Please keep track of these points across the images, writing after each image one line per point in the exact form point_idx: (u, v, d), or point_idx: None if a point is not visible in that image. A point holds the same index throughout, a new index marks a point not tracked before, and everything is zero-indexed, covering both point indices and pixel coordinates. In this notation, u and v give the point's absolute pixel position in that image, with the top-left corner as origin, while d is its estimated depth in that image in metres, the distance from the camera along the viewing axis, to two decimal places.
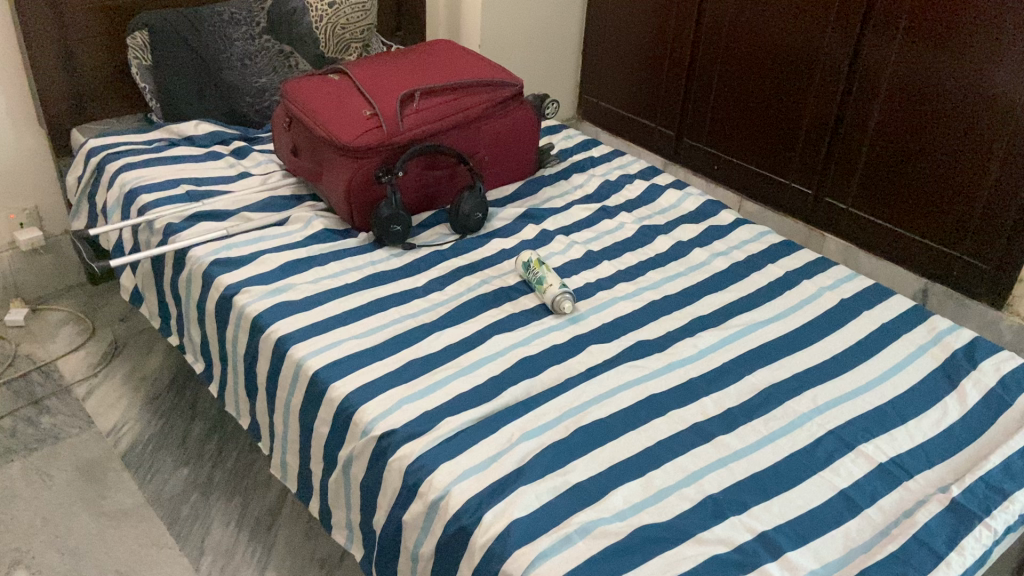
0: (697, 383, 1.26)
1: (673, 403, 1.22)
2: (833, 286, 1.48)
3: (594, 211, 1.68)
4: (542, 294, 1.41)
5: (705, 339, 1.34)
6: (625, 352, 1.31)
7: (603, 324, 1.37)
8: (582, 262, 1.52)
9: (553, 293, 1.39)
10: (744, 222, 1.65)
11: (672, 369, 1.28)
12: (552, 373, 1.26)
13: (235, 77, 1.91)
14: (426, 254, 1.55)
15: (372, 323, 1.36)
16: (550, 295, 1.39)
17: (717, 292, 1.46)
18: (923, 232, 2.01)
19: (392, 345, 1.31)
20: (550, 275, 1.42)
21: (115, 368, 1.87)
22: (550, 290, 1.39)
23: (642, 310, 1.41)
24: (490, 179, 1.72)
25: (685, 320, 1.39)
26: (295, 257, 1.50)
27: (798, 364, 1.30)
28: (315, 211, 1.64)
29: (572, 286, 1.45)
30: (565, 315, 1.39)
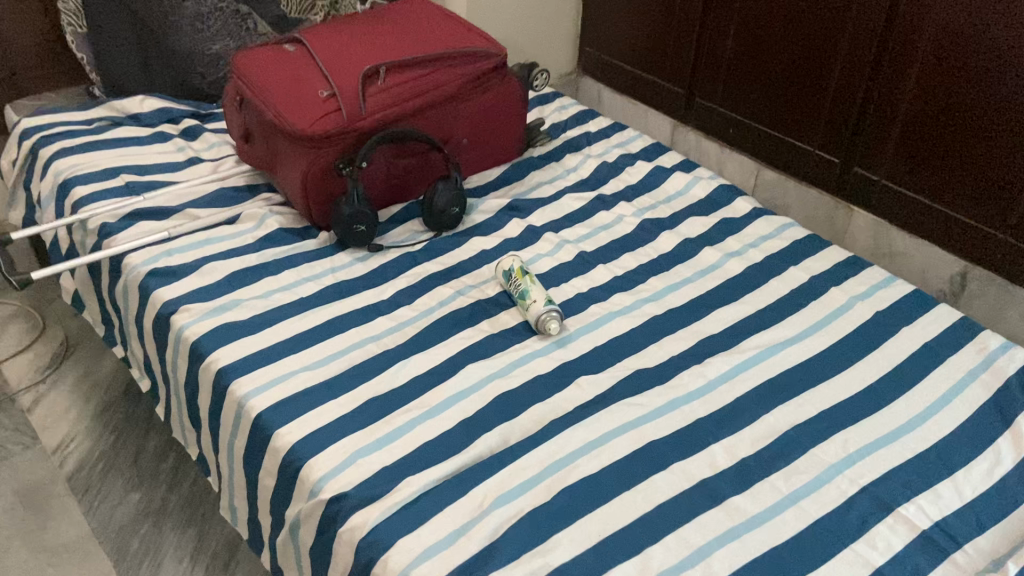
0: (705, 426, 1.07)
1: (677, 452, 1.04)
2: (864, 294, 1.28)
3: (588, 200, 1.47)
4: (525, 312, 1.22)
5: (715, 368, 1.15)
6: (620, 385, 1.12)
7: (596, 348, 1.18)
8: (574, 267, 1.33)
9: (536, 315, 1.19)
10: (761, 212, 1.44)
11: (675, 406, 1.10)
12: (535, 414, 1.08)
13: (183, 44, 1.65)
14: (395, 258, 1.36)
15: (328, 350, 1.17)
16: (533, 318, 1.20)
17: (730, 303, 1.26)
18: (964, 210, 1.79)
19: (349, 378, 1.13)
20: (535, 292, 1.22)
21: (64, 373, 1.70)
22: (535, 307, 1.20)
23: (640, 329, 1.22)
24: (470, 162, 1.51)
25: (691, 341, 1.20)
26: (244, 266, 1.31)
27: (822, 398, 1.11)
28: (271, 206, 1.44)
29: (562, 299, 1.26)
30: (551, 336, 1.20)
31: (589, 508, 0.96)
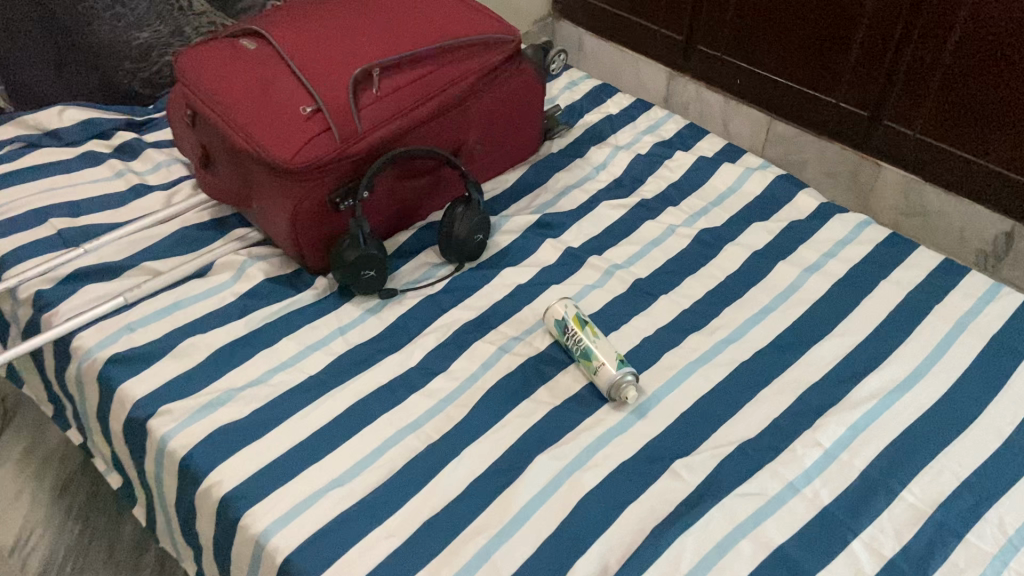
0: (836, 517, 0.89)
1: (814, 561, 0.85)
2: (975, 309, 1.10)
3: (629, 207, 1.24)
4: (591, 375, 1.00)
5: (831, 433, 0.95)
6: (725, 467, 0.92)
7: (682, 414, 0.98)
8: (632, 301, 1.10)
9: (610, 380, 0.97)
10: (831, 209, 1.24)
11: (796, 492, 0.91)
12: (633, 524, 0.88)
13: (106, 33, 1.36)
14: (412, 307, 1.11)
15: (357, 452, 0.94)
16: (606, 383, 0.98)
17: (825, 336, 1.06)
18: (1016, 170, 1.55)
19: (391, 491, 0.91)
20: (602, 350, 1.00)
21: (6, 446, 1.42)
22: (606, 373, 0.98)
23: (729, 382, 1.01)
24: (482, 170, 1.26)
25: (793, 395, 1.00)
26: (230, 339, 1.05)
27: (963, 460, 0.93)
28: (248, 248, 1.17)
29: (629, 348, 1.04)
30: (627, 406, 0.99)
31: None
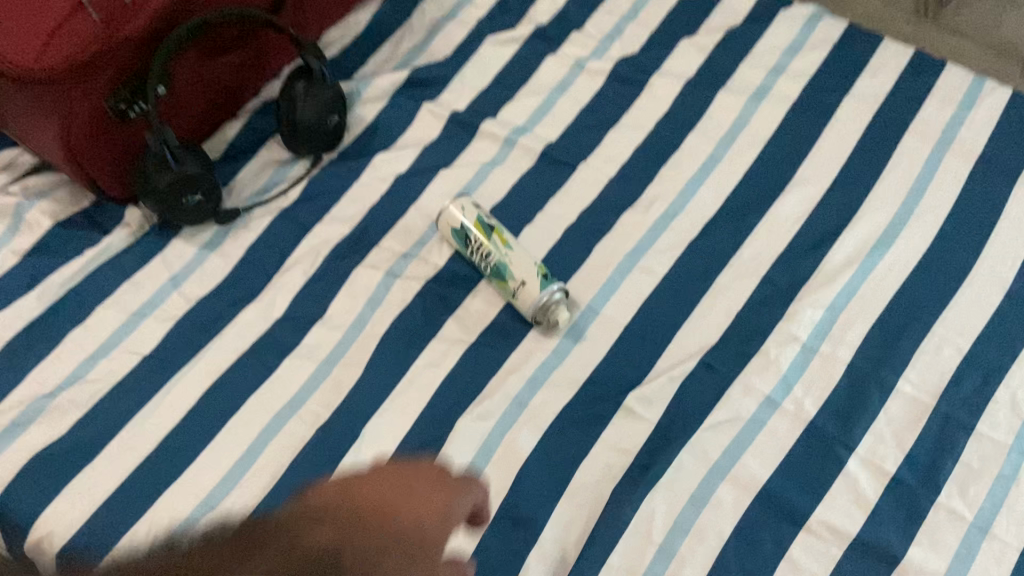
0: (825, 431, 0.73)
1: (808, 496, 0.70)
2: (957, 117, 0.89)
3: (522, 43, 0.96)
4: (510, 297, 0.78)
5: (808, 321, 0.78)
6: (688, 392, 0.75)
7: (626, 328, 0.78)
8: (544, 179, 0.86)
9: (535, 303, 0.76)
10: (773, 6, 0.98)
11: (775, 408, 0.74)
12: (587, 488, 0.71)
13: None
14: (263, 231, 0.85)
15: (228, 456, 0.72)
16: (531, 307, 0.76)
17: (786, 186, 0.86)
18: None
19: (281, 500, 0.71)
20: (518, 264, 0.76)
21: None
22: (528, 296, 0.76)
23: (678, 272, 0.81)
24: (320, 17, 0.95)
25: (756, 278, 0.81)
26: (25, 322, 0.78)
27: (964, 326, 0.77)
28: (24, 182, 0.87)
29: (550, 249, 0.82)
30: (560, 330, 0.78)
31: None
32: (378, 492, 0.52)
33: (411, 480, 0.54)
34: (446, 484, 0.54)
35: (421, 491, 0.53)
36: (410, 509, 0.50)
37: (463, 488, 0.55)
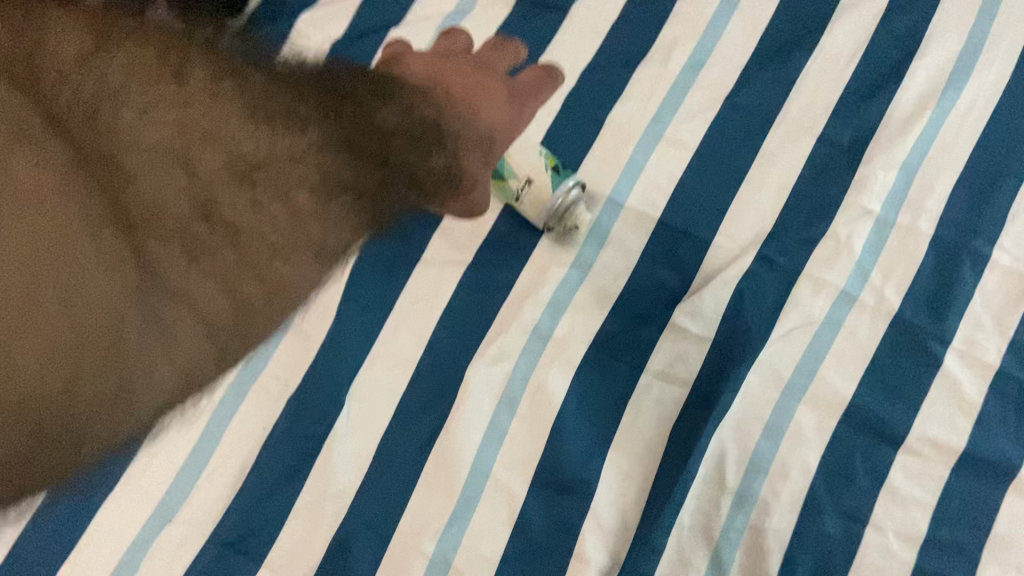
0: (913, 324, 0.60)
1: (902, 406, 0.58)
2: None
3: None
4: (512, 203, 0.61)
5: (880, 187, 0.63)
6: (747, 297, 0.60)
7: (660, 223, 0.62)
8: (528, 33, 0.67)
9: (549, 209, 0.59)
10: None
11: (852, 304, 0.60)
12: (641, 433, 0.57)
13: None
14: None
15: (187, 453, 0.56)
16: (543, 213, 0.60)
17: (837, 9, 0.67)
18: None
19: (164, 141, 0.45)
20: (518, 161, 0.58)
21: None
22: (540, 201, 0.59)
23: (714, 141, 0.64)
24: None
25: (812, 137, 0.64)
26: None
27: None
28: None
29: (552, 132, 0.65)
30: (580, 235, 0.62)
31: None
32: (463, 86, 0.49)
33: (475, 75, 0.50)
34: (517, 87, 0.53)
35: (501, 98, 0.51)
36: (489, 103, 0.49)
37: (541, 93, 0.54)
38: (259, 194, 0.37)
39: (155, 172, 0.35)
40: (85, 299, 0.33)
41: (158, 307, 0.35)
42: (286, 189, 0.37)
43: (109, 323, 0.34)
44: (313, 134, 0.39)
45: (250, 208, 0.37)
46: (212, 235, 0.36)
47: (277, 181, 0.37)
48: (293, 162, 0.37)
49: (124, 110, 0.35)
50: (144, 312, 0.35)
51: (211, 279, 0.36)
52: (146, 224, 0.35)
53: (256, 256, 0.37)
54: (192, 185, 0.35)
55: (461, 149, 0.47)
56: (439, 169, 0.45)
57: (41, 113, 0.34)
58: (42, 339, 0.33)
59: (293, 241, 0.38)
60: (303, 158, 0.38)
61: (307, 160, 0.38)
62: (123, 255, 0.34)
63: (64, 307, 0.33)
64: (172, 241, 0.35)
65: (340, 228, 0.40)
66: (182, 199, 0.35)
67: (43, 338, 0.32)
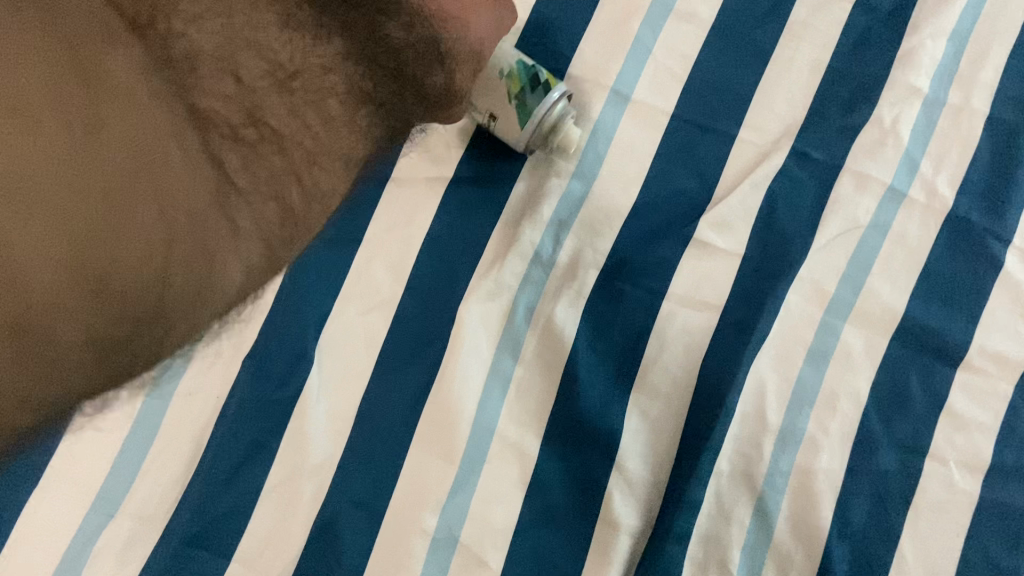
0: (970, 222, 0.51)
1: (962, 317, 0.50)
2: None
3: None
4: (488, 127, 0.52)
5: (927, 62, 0.53)
6: (780, 199, 0.51)
7: (675, 116, 0.53)
8: None
9: (529, 131, 0.50)
10: None
11: (901, 203, 0.51)
12: (667, 370, 0.49)
13: None
14: None
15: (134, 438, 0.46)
16: (523, 137, 0.51)
17: None
18: None
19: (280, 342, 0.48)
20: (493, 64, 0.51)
21: None
22: (518, 122, 0.50)
23: (733, 15, 0.54)
24: None
25: (847, 2, 0.54)
26: None
27: None
28: None
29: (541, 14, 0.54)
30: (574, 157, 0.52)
31: (893, 558, 0.46)
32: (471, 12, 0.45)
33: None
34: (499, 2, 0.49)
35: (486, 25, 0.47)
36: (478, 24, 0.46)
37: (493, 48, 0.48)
38: (297, 101, 0.42)
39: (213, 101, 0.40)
40: (166, 212, 0.40)
41: (232, 207, 0.42)
42: (319, 92, 0.42)
43: (183, 227, 0.41)
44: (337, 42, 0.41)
45: (289, 115, 0.42)
46: (251, 145, 0.42)
47: (312, 86, 0.42)
48: (325, 70, 0.42)
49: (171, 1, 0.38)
50: (207, 229, 0.42)
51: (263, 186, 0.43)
52: (211, 123, 0.40)
53: (293, 162, 0.43)
54: (237, 89, 0.40)
55: (457, 67, 0.45)
56: (434, 89, 0.45)
57: (114, 12, 0.38)
58: (122, 244, 0.39)
59: (328, 154, 0.45)
60: (334, 69, 0.42)
61: (337, 74, 0.42)
62: (199, 171, 0.41)
63: (142, 213, 0.39)
64: (193, 177, 0.40)
65: (361, 131, 0.46)
66: (230, 98, 0.40)
67: (127, 246, 0.39)
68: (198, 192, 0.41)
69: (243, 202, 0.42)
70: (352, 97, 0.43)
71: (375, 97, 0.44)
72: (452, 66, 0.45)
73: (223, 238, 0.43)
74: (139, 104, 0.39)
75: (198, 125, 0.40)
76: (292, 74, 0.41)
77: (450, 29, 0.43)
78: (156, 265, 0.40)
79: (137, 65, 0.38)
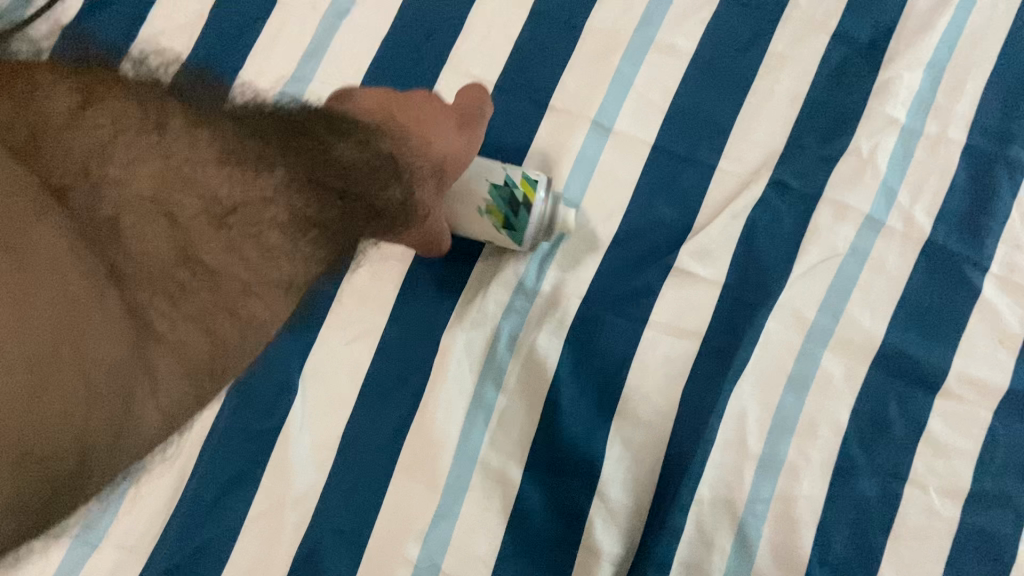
0: (948, 250, 0.52)
1: (941, 344, 0.51)
2: None
3: None
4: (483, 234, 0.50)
5: (904, 91, 0.54)
6: (760, 228, 0.52)
7: (657, 146, 0.54)
8: None
9: (528, 240, 0.50)
10: None
11: (879, 231, 0.52)
12: (649, 398, 0.49)
13: None
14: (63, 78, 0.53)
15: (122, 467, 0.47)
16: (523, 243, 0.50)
17: None
18: None
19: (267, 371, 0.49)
20: (463, 186, 0.49)
21: None
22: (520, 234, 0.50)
23: (712, 47, 0.55)
24: None
25: (825, 34, 0.55)
26: None
27: None
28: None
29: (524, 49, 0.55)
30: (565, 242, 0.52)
31: None
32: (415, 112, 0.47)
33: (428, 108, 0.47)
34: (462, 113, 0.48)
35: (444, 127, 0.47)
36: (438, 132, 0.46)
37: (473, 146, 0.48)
38: (233, 236, 0.45)
39: (147, 260, 0.43)
40: (90, 376, 0.40)
41: (149, 347, 0.43)
42: (257, 225, 0.46)
43: (108, 390, 0.41)
44: (278, 175, 0.46)
45: (223, 249, 0.45)
46: (182, 287, 0.44)
47: (250, 220, 0.46)
48: (267, 204, 0.46)
49: (126, 217, 0.43)
50: (140, 374, 0.43)
51: (200, 327, 0.45)
52: (121, 273, 0.42)
53: (229, 292, 0.46)
54: (170, 228, 0.44)
55: (417, 180, 0.46)
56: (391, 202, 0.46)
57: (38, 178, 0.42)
58: (64, 397, 0.39)
59: (263, 285, 0.47)
60: (275, 198, 0.46)
61: (277, 203, 0.46)
62: (118, 326, 0.41)
63: (81, 387, 0.40)
64: (126, 294, 0.42)
65: (304, 256, 0.49)
66: (167, 237, 0.44)
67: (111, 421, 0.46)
68: (117, 349, 0.41)
69: (201, 336, 0.46)
70: (292, 223, 0.47)
71: (311, 218, 0.47)
72: (410, 180, 0.45)
73: (143, 383, 0.44)
74: (138, 292, 0.43)
75: (114, 281, 0.42)
76: (229, 210, 0.45)
77: (405, 147, 0.45)
78: (79, 421, 0.41)
79: (64, 238, 0.41)
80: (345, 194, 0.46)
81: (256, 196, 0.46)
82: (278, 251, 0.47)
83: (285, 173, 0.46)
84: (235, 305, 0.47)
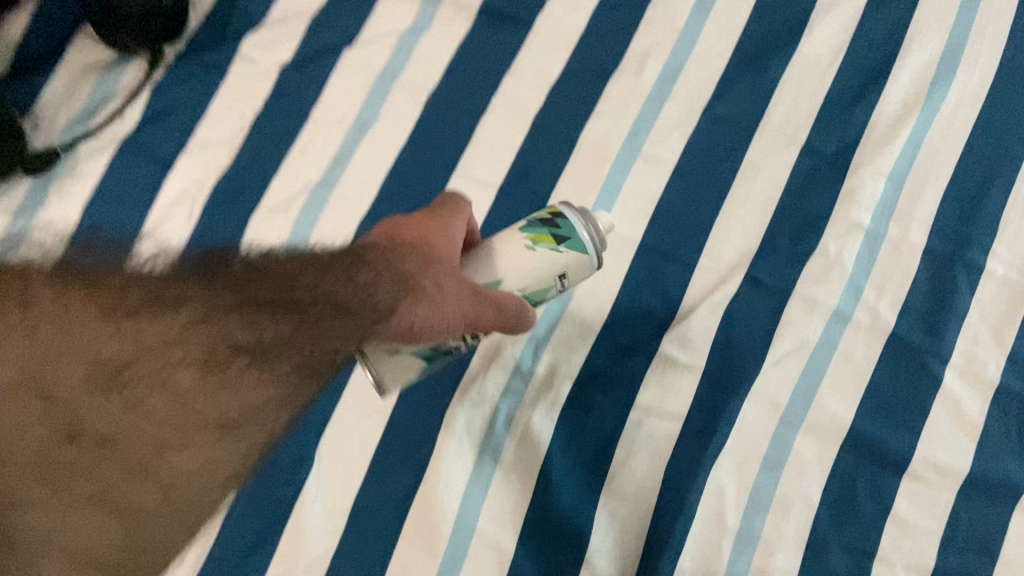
0: (911, 342, 0.57)
1: (907, 428, 0.55)
2: None
3: None
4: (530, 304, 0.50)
5: (867, 199, 0.60)
6: (737, 320, 0.57)
7: (643, 245, 0.60)
8: (492, 51, 0.65)
9: None
10: None
11: (847, 324, 0.57)
12: (635, 474, 0.54)
13: None
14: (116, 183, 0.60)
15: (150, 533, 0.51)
16: None
17: (810, 13, 0.65)
18: None
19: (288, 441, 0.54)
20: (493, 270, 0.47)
21: None
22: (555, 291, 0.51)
23: (693, 158, 0.62)
24: None
25: (795, 147, 0.62)
26: None
27: None
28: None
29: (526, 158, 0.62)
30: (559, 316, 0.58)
31: None
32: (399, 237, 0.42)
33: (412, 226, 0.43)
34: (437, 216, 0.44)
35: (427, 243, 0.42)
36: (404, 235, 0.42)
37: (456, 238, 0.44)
38: (133, 397, 0.35)
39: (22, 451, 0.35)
40: None
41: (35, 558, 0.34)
42: (161, 369, 0.35)
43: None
44: (186, 310, 0.36)
45: (128, 410, 0.35)
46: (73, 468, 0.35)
47: (151, 370, 0.35)
48: (171, 344, 0.36)
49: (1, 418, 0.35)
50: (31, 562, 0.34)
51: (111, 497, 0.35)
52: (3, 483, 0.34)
53: (140, 455, 0.35)
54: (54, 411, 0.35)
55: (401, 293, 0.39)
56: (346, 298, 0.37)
57: None
58: None
59: (216, 436, 0.36)
60: (182, 339, 0.36)
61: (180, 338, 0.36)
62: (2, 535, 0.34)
63: None
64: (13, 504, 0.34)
65: (260, 397, 0.36)
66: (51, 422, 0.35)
67: None
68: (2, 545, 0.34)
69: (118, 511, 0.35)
70: (200, 367, 0.36)
71: (225, 353, 0.36)
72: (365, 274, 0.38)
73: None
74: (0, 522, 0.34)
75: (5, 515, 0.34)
76: (121, 367, 0.35)
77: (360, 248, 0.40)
78: None
79: None
80: (275, 307, 0.36)
81: (152, 332, 0.36)
82: (192, 401, 0.36)
83: (193, 308, 0.36)
84: (188, 474, 0.36)
